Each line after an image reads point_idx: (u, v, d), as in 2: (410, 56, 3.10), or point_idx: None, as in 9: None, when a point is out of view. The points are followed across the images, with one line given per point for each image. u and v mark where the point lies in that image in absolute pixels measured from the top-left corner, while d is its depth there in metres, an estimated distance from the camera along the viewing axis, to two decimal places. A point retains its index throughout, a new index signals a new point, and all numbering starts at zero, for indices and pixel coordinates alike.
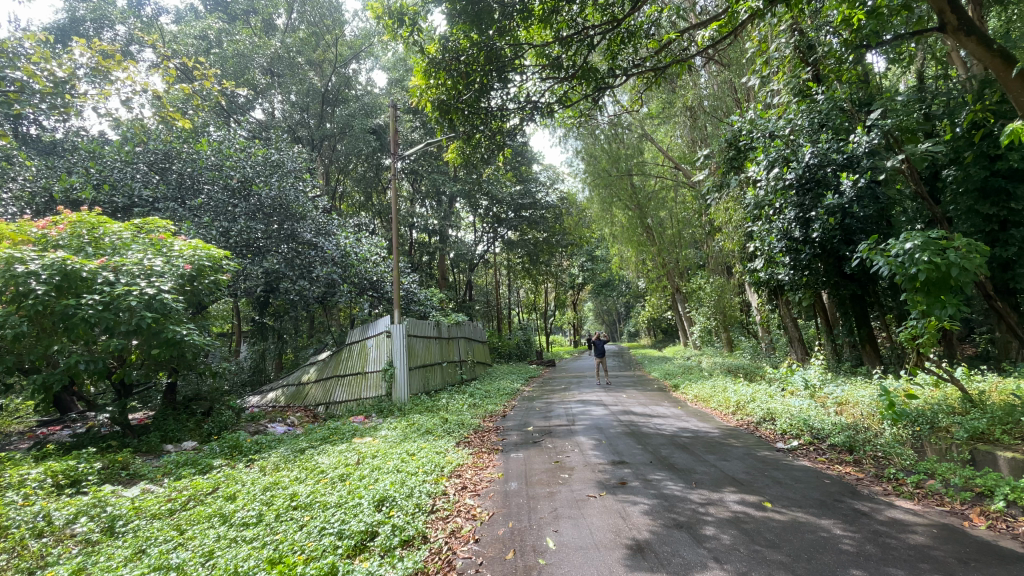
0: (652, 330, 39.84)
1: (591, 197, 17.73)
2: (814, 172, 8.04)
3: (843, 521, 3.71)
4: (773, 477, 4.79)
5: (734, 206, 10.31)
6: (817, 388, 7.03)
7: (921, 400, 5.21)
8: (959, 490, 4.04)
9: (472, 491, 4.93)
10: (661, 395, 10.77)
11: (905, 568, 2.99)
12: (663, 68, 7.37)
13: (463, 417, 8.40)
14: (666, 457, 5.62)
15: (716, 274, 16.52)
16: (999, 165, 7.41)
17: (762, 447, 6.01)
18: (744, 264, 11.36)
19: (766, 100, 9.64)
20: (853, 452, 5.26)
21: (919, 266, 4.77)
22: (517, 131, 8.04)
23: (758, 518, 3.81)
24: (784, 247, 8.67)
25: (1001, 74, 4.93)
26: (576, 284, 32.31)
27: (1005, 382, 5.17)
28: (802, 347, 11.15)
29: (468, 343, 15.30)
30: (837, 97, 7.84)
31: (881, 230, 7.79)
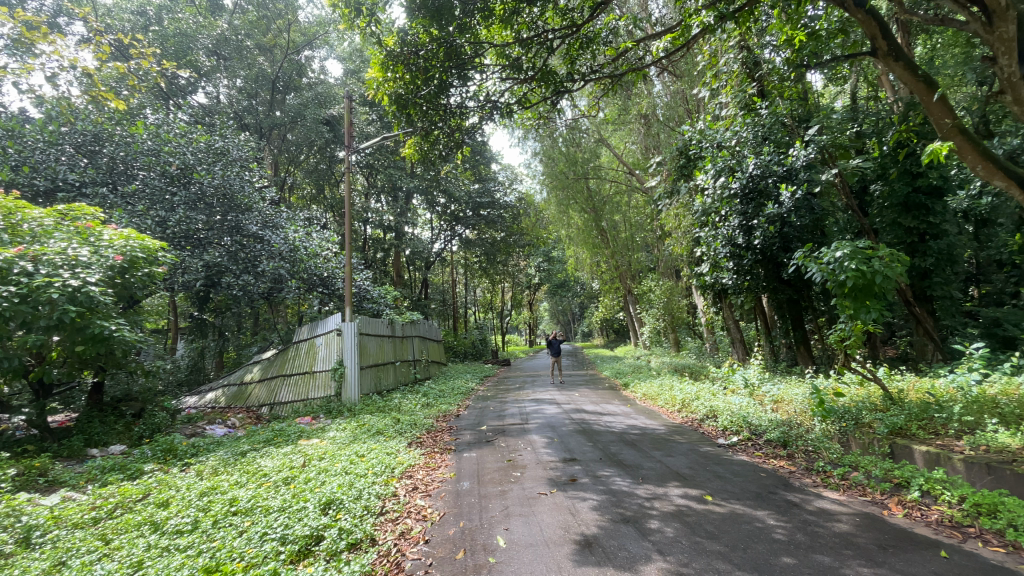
0: (604, 330, 40.79)
1: (548, 198, 17.98)
2: (756, 182, 8.49)
3: (776, 511, 3.93)
4: (714, 471, 5.02)
5: (683, 212, 10.72)
6: (755, 386, 7.43)
7: (848, 398, 5.62)
8: (880, 481, 4.39)
9: (423, 492, 4.86)
10: (612, 393, 11.04)
11: (830, 554, 3.22)
12: (620, 76, 7.55)
13: (415, 417, 8.29)
14: (615, 454, 5.77)
15: (666, 277, 17.12)
16: (919, 181, 8.06)
17: (704, 442, 6.28)
18: (692, 267, 11.83)
19: (715, 112, 10.09)
20: (786, 446, 5.60)
21: (848, 273, 5.15)
22: (476, 129, 8.03)
23: (700, 510, 3.98)
24: (728, 253, 9.10)
25: (924, 98, 5.39)
26: (532, 283, 32.55)
27: (920, 381, 5.64)
28: (743, 347, 11.76)
29: (422, 342, 15.09)
30: (779, 113, 8.36)
31: (815, 239, 8.33)
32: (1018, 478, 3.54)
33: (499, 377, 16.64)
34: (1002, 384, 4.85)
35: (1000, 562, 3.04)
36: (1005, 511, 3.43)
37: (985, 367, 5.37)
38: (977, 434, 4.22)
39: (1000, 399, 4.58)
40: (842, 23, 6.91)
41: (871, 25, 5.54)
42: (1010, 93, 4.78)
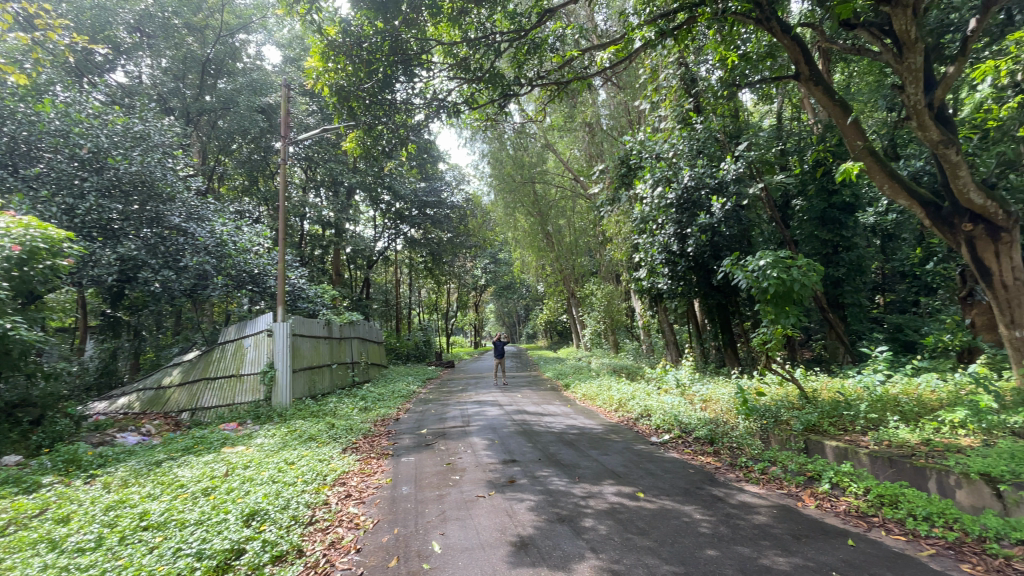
0: (548, 332, 41.47)
1: (495, 201, 18.17)
2: (690, 193, 8.93)
3: (702, 506, 4.13)
4: (647, 468, 5.20)
5: (624, 219, 11.09)
6: (686, 386, 7.81)
7: (769, 397, 6.02)
8: (795, 475, 4.72)
9: (356, 499, 4.70)
10: (553, 394, 11.22)
11: (749, 544, 3.42)
12: (566, 83, 7.69)
13: (351, 422, 8.01)
14: (554, 454, 5.85)
15: (607, 281, 17.65)
16: (834, 198, 8.81)
17: (639, 441, 6.50)
18: (631, 272, 12.26)
19: (655, 124, 10.52)
20: (713, 443, 5.89)
21: (770, 280, 5.55)
22: (422, 127, 7.91)
23: (632, 507, 4.11)
24: (664, 259, 9.54)
25: (839, 120, 5.89)
26: (478, 285, 32.47)
27: (831, 381, 6.14)
28: (676, 349, 12.35)
29: (362, 344, 14.65)
30: (712, 128, 8.94)
31: (742, 248, 8.89)
32: (916, 471, 3.97)
33: (447, 377, 17.20)
34: (902, 384, 5.42)
35: (899, 549, 3.34)
36: (905, 501, 3.81)
37: (885, 368, 5.93)
38: (881, 431, 4.65)
39: (900, 398, 5.08)
40: (770, 48, 7.41)
41: (796, 51, 6.04)
42: (913, 121, 5.23)
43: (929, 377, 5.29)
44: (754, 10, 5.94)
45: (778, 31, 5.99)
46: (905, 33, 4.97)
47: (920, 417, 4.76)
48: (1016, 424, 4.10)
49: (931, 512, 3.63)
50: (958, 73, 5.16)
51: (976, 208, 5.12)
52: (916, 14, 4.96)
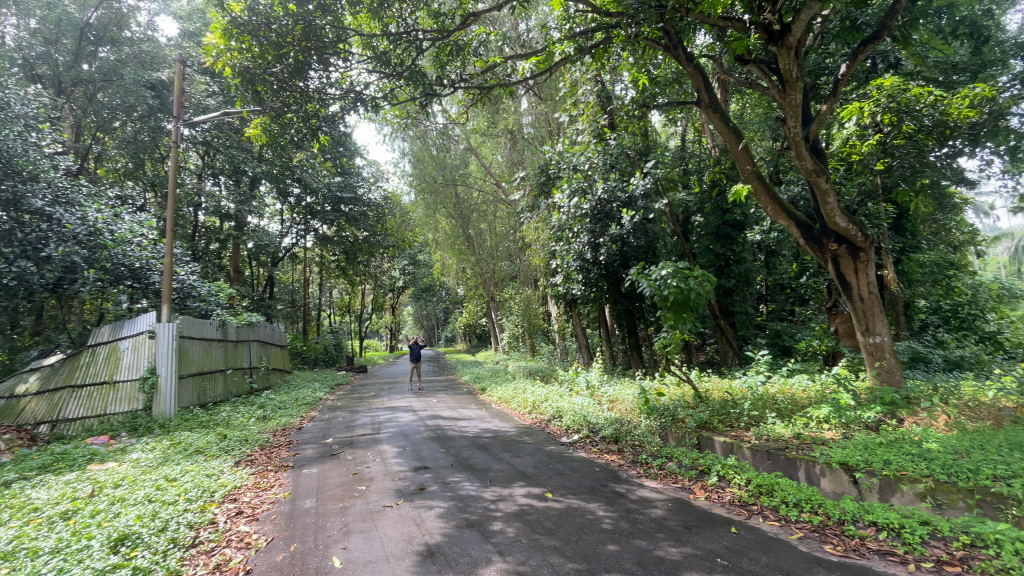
0: (467, 336, 41.32)
1: (415, 201, 17.82)
2: (603, 205, 9.42)
3: (606, 503, 4.32)
4: (556, 468, 5.35)
5: (542, 226, 11.41)
6: (595, 388, 8.16)
7: (668, 397, 6.47)
8: (688, 469, 5.10)
9: (248, 517, 4.33)
10: (469, 398, 11.20)
11: (646, 537, 3.64)
12: (488, 89, 7.75)
13: (247, 433, 7.39)
14: (466, 458, 5.82)
15: (525, 286, 17.97)
16: (727, 216, 9.61)
17: (550, 442, 6.68)
18: (548, 278, 12.62)
19: (572, 137, 10.93)
20: (618, 441, 6.22)
21: (670, 289, 5.97)
22: (337, 119, 7.58)
23: (540, 508, 4.19)
24: (578, 266, 9.97)
25: (732, 145, 6.52)
26: (396, 287, 31.58)
27: (720, 382, 6.74)
28: (588, 352, 12.88)
29: (262, 347, 13.57)
30: (624, 145, 9.34)
31: (647, 259, 9.54)
32: (789, 462, 4.46)
33: (366, 377, 18.76)
34: (779, 384, 6.09)
35: (774, 534, 3.73)
36: (779, 489, 4.27)
37: (765, 370, 6.64)
38: (761, 428, 5.18)
39: (777, 397, 5.70)
40: (676, 75, 8.03)
41: (699, 79, 6.61)
42: (793, 150, 5.90)
43: (800, 378, 6.00)
44: (663, 38, 6.43)
45: (683, 59, 6.56)
46: (788, 72, 5.63)
47: (793, 413, 5.38)
48: (868, 420, 4.80)
49: (801, 499, 4.08)
50: (829, 111, 5.93)
51: (840, 230, 5.88)
52: (798, 56, 5.64)
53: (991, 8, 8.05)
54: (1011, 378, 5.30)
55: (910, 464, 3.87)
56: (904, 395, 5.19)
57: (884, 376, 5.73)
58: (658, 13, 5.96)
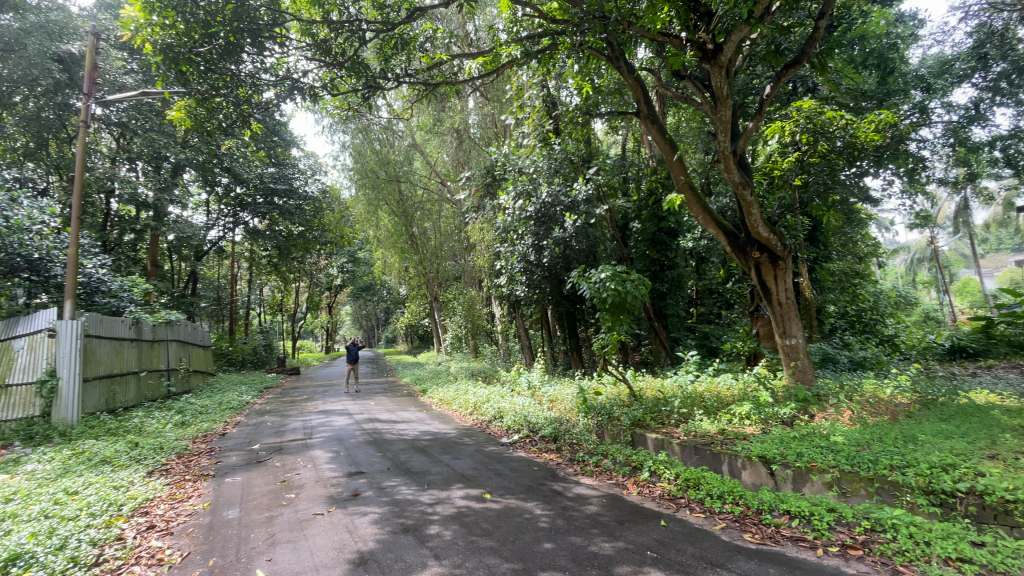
0: (408, 336, 40.49)
1: (356, 196, 17.29)
2: (547, 209, 9.57)
3: (543, 501, 4.38)
4: (495, 469, 5.35)
5: (487, 226, 11.39)
6: (536, 388, 8.24)
7: (605, 396, 6.66)
8: (622, 466, 5.27)
9: (162, 530, 3.99)
10: (409, 400, 10.96)
11: (581, 534, 3.71)
12: (434, 85, 7.63)
13: (163, 440, 6.82)
14: (403, 462, 5.69)
15: (469, 287, 17.88)
16: (662, 223, 10.03)
17: (490, 442, 6.66)
18: (492, 278, 12.63)
19: (518, 139, 11.04)
20: (556, 440, 6.32)
21: (608, 291, 6.26)
22: (271, 106, 7.21)
23: (477, 509, 4.18)
24: (522, 267, 10.09)
25: (668, 155, 6.84)
26: (334, 285, 30.41)
27: (653, 381, 7.03)
28: (530, 353, 13.00)
29: (182, 348, 12.57)
30: (568, 150, 9.54)
31: (588, 262, 9.80)
32: (714, 457, 4.73)
33: (297, 377, 18.89)
34: (706, 383, 6.45)
35: (699, 525, 3.94)
36: (704, 483, 4.51)
37: (694, 370, 7.00)
38: (689, 424, 5.45)
39: (704, 395, 6.03)
40: (618, 85, 8.26)
41: (638, 90, 6.88)
42: (722, 164, 6.26)
43: (725, 377, 6.38)
44: (606, 48, 6.62)
45: (624, 70, 6.78)
46: (719, 89, 5.97)
47: (718, 410, 5.71)
48: (783, 415, 5.19)
49: (724, 491, 4.33)
50: (755, 129, 6.34)
51: (762, 240, 6.31)
52: (728, 75, 5.99)
53: (895, 42, 9.05)
54: (903, 377, 5.92)
55: (819, 455, 4.22)
56: (815, 392, 5.65)
57: (799, 376, 6.22)
58: (602, 24, 6.14)
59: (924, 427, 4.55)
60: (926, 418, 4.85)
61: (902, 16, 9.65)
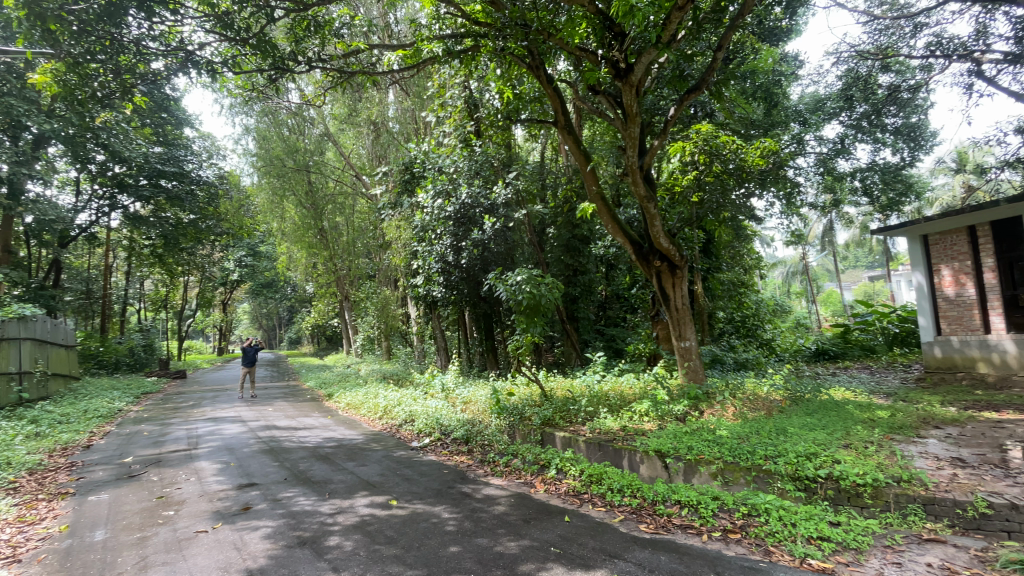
0: (315, 337, 38.21)
1: (260, 184, 16.20)
2: (466, 210, 9.60)
3: (451, 505, 4.33)
4: (403, 474, 5.21)
5: (404, 224, 11.09)
6: (450, 390, 8.16)
7: (518, 396, 6.78)
8: (531, 464, 5.38)
9: (2, 560, 3.40)
10: (313, 405, 10.35)
11: (488, 535, 3.72)
12: (349, 74, 7.27)
13: (10, 454, 5.81)
14: (303, 471, 5.35)
15: (383, 286, 17.26)
16: (576, 230, 10.42)
17: (399, 447, 6.48)
18: (407, 278, 12.31)
19: (439, 138, 10.92)
20: (468, 442, 6.30)
21: (524, 293, 6.41)
22: (161, 79, 6.45)
23: (382, 517, 4.04)
24: (440, 268, 9.99)
25: (582, 165, 7.15)
26: (230, 280, 27.89)
27: (564, 381, 7.26)
28: (446, 355, 12.84)
29: (38, 347, 10.81)
30: (489, 153, 9.63)
31: (506, 264, 9.92)
32: (616, 452, 5.00)
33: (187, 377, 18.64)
34: (611, 382, 6.80)
35: (601, 519, 4.12)
36: (607, 477, 4.73)
37: (601, 370, 7.36)
38: (594, 422, 5.69)
39: (609, 393, 6.38)
40: (539, 94, 8.45)
41: (556, 101, 7.11)
42: (630, 177, 6.66)
43: (627, 376, 6.78)
44: (528, 56, 6.71)
45: (544, 80, 6.94)
46: (629, 107, 6.33)
47: (621, 409, 6.05)
48: (677, 412, 5.63)
49: (623, 485, 4.57)
50: (660, 147, 6.81)
51: (663, 250, 6.78)
52: (638, 94, 6.38)
53: (780, 80, 10.31)
54: (777, 377, 6.67)
55: (707, 448, 4.60)
56: (704, 391, 6.17)
57: (691, 375, 6.75)
58: (524, 32, 6.27)
59: (793, 420, 5.15)
60: (794, 412, 5.51)
61: (786, 57, 10.97)
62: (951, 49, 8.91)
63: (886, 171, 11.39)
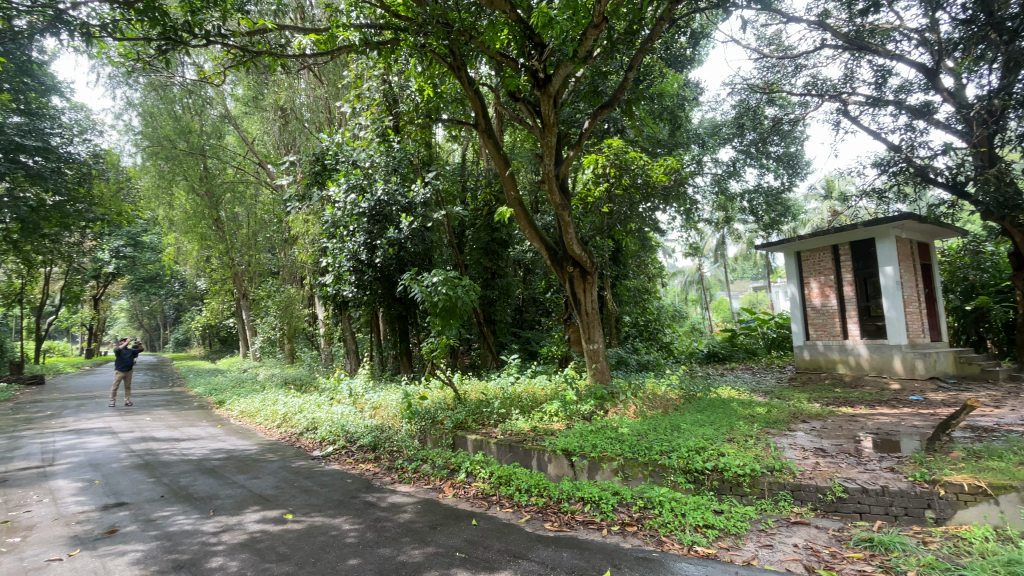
0: (208, 339, 34.78)
1: (144, 166, 14.42)
2: (382, 207, 9.28)
3: (353, 515, 4.13)
4: (301, 486, 4.88)
5: (312, 219, 10.48)
6: (359, 395, 7.77)
7: (431, 400, 6.63)
8: (440, 469, 5.31)
9: None
10: (201, 413, 9.39)
11: (391, 545, 3.60)
12: (254, 53, 6.70)
13: None
14: (184, 487, 4.81)
15: (287, 284, 16.12)
16: (495, 233, 10.50)
17: (298, 457, 6.08)
18: (315, 277, 11.63)
19: (354, 130, 10.51)
20: (375, 449, 6.06)
21: (440, 295, 6.33)
22: (21, 36, 5.52)
23: (275, 533, 3.74)
24: (351, 266, 9.43)
25: (501, 169, 7.20)
26: (103, 272, 24.54)
27: (478, 384, 7.24)
28: (356, 358, 12.22)
29: None
30: (408, 150, 9.46)
31: (422, 265, 9.74)
32: (525, 453, 5.08)
33: (72, 377, 18.58)
34: (524, 384, 6.92)
35: (507, 520, 4.16)
36: (515, 478, 4.78)
37: (516, 372, 7.48)
38: (506, 423, 5.76)
39: (522, 395, 6.47)
40: (461, 96, 8.43)
41: (477, 103, 7.11)
42: (546, 185, 6.83)
43: (540, 377, 6.96)
44: (448, 56, 6.66)
45: (465, 81, 6.90)
46: (547, 116, 6.49)
47: (532, 409, 6.21)
48: (584, 411, 5.87)
49: (531, 485, 4.64)
50: (575, 158, 7.06)
51: (576, 257, 7.05)
52: (555, 105, 6.55)
53: (682, 103, 11.05)
54: (673, 377, 7.18)
55: (609, 446, 4.82)
56: (609, 391, 6.49)
57: (597, 376, 7.07)
58: (445, 31, 6.23)
59: (686, 417, 5.58)
60: (687, 410, 5.98)
61: (690, 83, 11.92)
62: (825, 88, 10.23)
63: (769, 194, 12.75)
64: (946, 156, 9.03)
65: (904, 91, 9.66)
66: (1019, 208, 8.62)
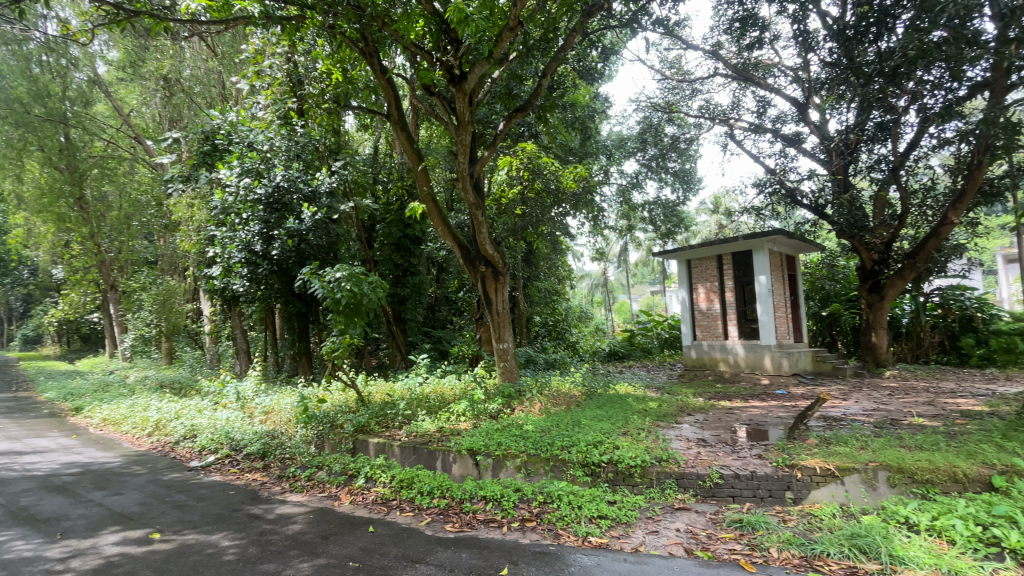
0: (64, 337, 30.03)
1: None
2: (281, 195, 8.63)
3: (233, 530, 3.79)
4: (174, 501, 4.38)
5: (198, 203, 9.48)
6: (248, 399, 7.15)
7: (330, 403, 6.28)
8: (337, 476, 5.04)
9: None
10: (52, 422, 8.09)
11: (277, 559, 3.35)
12: (132, 13, 5.87)
13: None
14: (23, 508, 4.10)
15: (166, 276, 14.43)
16: (407, 230, 10.27)
17: (172, 469, 5.46)
18: (201, 268, 10.53)
19: (251, 110, 9.80)
20: (264, 457, 5.60)
21: (343, 291, 6.03)
22: None
23: (137, 555, 3.32)
24: (243, 258, 8.56)
25: (414, 164, 7.02)
26: None
27: (383, 385, 7.00)
28: (247, 358, 11.20)
29: None
30: (312, 135, 9.01)
31: (326, 259, 9.19)
32: (430, 455, 4.99)
33: None
34: (432, 384, 6.82)
35: (406, 525, 4.06)
36: (418, 481, 4.68)
37: (423, 372, 7.33)
38: (411, 426, 5.62)
39: (429, 396, 6.37)
40: (373, 85, 8.13)
41: (390, 93, 6.86)
42: (460, 183, 6.82)
43: (448, 376, 6.91)
44: (360, 41, 6.41)
45: (377, 69, 6.66)
46: (462, 114, 6.43)
47: (439, 410, 6.14)
48: (491, 410, 5.93)
49: (433, 486, 4.56)
50: (490, 158, 7.07)
51: (488, 256, 7.08)
52: (471, 103, 6.52)
53: (593, 115, 11.51)
54: (576, 375, 7.49)
55: (513, 444, 4.90)
56: (516, 390, 6.58)
57: (506, 374, 7.16)
58: (355, 14, 5.97)
59: (586, 413, 5.84)
60: (587, 406, 6.27)
61: (599, 96, 12.47)
62: (716, 113, 11.28)
63: (666, 206, 13.74)
64: (811, 181, 10.40)
65: (781, 121, 10.93)
66: (866, 230, 10.27)
